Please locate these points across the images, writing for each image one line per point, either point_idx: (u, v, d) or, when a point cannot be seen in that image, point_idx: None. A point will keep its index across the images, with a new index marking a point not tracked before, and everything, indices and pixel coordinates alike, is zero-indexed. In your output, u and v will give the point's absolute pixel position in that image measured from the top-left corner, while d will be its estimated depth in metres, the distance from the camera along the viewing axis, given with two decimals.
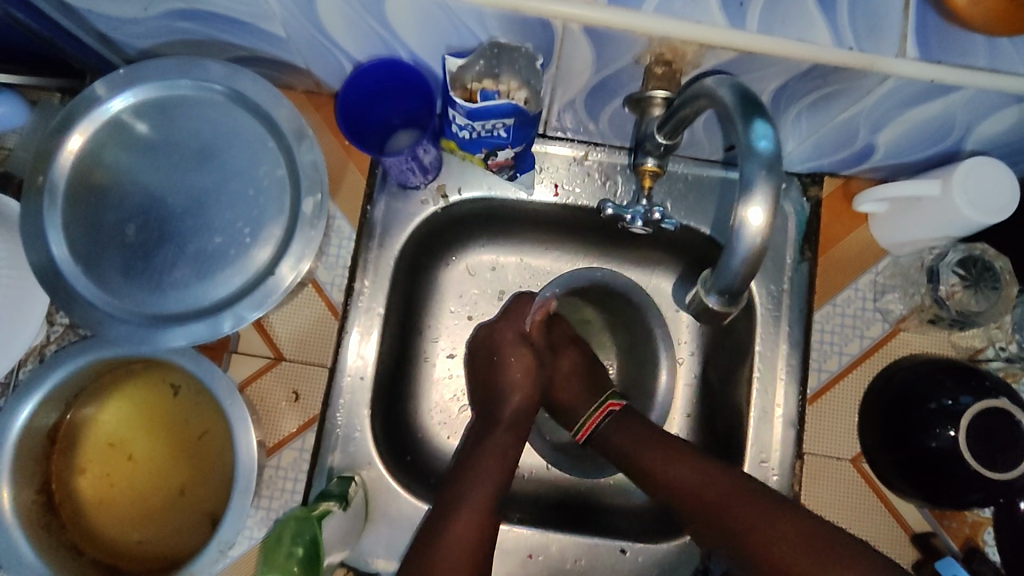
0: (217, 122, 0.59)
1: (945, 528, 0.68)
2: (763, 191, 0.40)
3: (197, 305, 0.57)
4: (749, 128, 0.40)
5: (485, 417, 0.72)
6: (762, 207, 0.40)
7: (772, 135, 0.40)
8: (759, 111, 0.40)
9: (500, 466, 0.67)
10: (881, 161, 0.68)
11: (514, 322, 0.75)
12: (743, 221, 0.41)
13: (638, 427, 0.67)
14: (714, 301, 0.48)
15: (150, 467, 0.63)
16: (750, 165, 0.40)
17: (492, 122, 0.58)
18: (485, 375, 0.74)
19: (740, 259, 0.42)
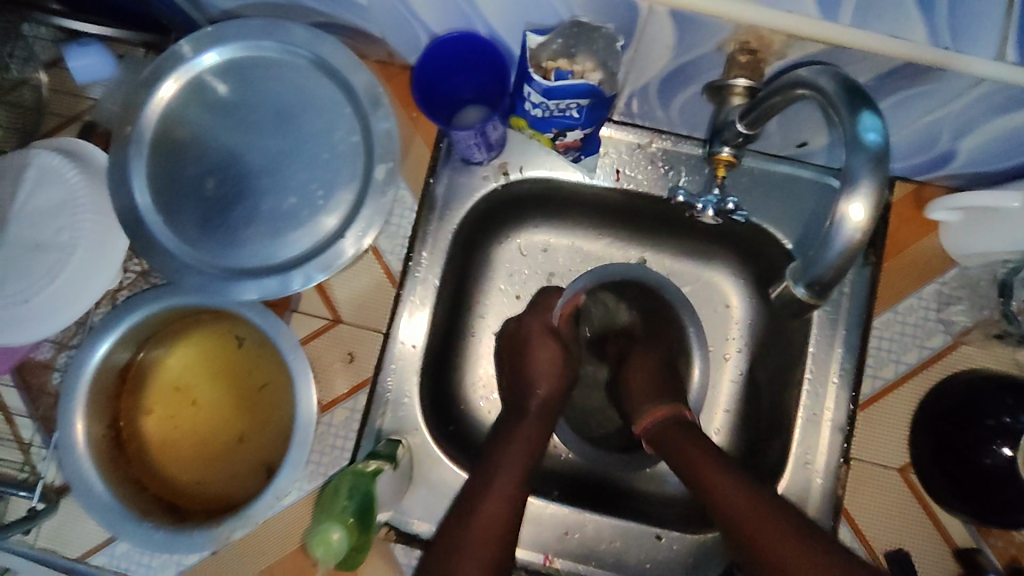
0: (297, 85, 0.61)
1: (990, 546, 0.67)
2: (869, 185, 0.40)
3: (269, 261, 0.59)
4: (858, 120, 0.39)
5: (516, 406, 0.71)
6: (865, 203, 0.40)
7: (880, 128, 0.39)
8: (868, 103, 0.40)
9: (529, 452, 0.66)
10: (958, 168, 0.66)
11: (541, 315, 0.74)
12: (844, 214, 0.40)
13: (701, 436, 0.65)
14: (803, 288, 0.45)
15: (212, 412, 0.65)
16: (856, 159, 0.40)
17: (567, 102, 0.59)
18: (514, 362, 0.73)
19: (839, 249, 0.42)
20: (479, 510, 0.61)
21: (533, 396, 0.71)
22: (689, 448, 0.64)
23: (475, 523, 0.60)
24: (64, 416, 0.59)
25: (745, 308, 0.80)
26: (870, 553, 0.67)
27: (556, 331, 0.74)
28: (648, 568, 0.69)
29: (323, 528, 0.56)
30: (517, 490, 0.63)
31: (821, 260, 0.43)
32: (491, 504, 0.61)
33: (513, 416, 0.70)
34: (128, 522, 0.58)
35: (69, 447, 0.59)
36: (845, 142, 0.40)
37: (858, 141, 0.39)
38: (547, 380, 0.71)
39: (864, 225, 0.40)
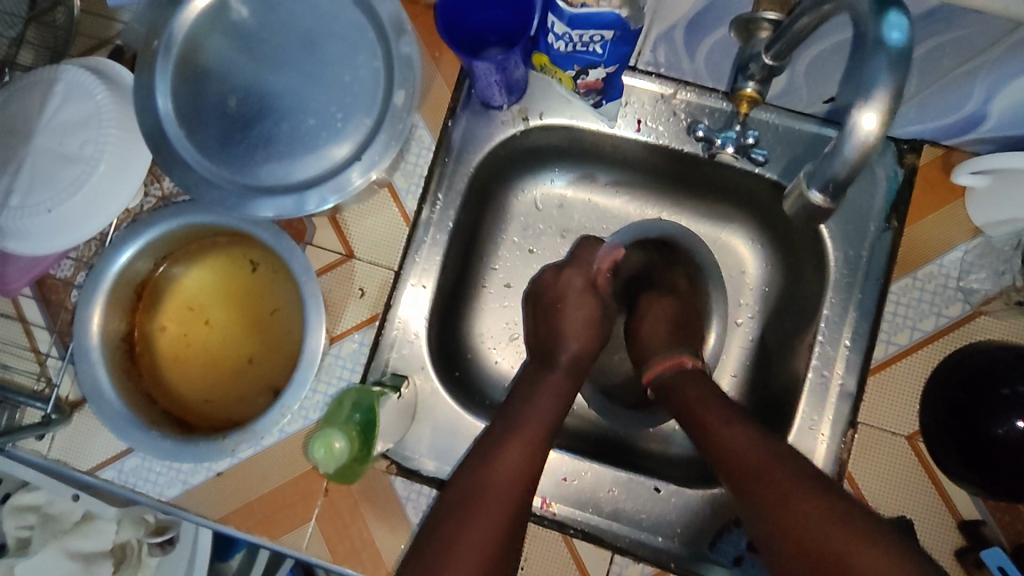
0: (322, 9, 0.61)
1: (995, 520, 0.66)
2: (884, 88, 0.38)
3: (286, 181, 0.59)
4: (881, 20, 0.38)
5: (544, 360, 0.70)
6: (876, 113, 0.39)
7: (905, 27, 0.37)
8: (895, 4, 0.38)
9: (555, 405, 0.65)
10: (989, 132, 0.64)
11: (581, 270, 0.74)
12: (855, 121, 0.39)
13: (708, 385, 0.66)
14: (816, 197, 0.45)
15: (223, 334, 0.67)
16: (875, 58, 0.38)
17: (591, 33, 0.58)
18: (547, 318, 0.73)
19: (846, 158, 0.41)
20: (502, 456, 0.59)
21: (565, 353, 0.70)
22: (695, 392, 0.65)
23: (498, 469, 0.58)
24: (81, 321, 0.61)
25: (760, 271, 0.79)
26: None
27: (594, 290, 0.74)
28: (644, 519, 0.69)
29: (326, 431, 0.57)
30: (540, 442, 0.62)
31: (829, 168, 0.42)
32: (518, 451, 0.60)
33: (541, 370, 0.69)
34: (137, 429, 0.60)
35: (85, 353, 0.61)
36: (868, 45, 0.39)
37: (878, 41, 0.37)
38: (583, 335, 0.71)
39: (873, 133, 0.39)
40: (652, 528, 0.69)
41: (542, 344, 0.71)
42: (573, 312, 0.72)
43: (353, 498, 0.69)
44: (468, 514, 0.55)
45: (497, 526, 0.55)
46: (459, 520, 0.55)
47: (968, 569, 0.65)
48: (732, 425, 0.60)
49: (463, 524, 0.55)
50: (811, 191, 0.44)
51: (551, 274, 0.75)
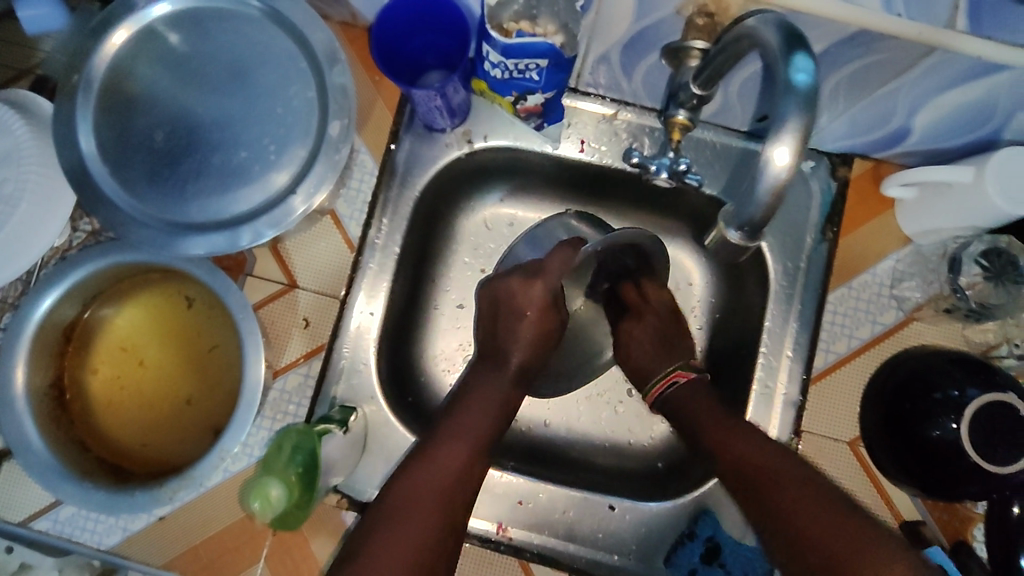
0: (250, 38, 0.59)
1: (935, 519, 0.68)
2: (793, 127, 0.38)
3: (218, 216, 0.58)
4: (789, 61, 0.38)
5: (490, 362, 0.69)
6: (789, 148, 0.39)
7: (812, 71, 0.38)
8: (803, 48, 0.39)
9: (491, 411, 0.65)
10: (914, 145, 0.67)
11: (549, 283, 0.69)
12: (767, 159, 0.40)
13: (706, 393, 0.66)
14: (733, 235, 0.44)
15: (159, 374, 0.64)
16: (785, 99, 0.39)
17: (526, 62, 0.58)
18: (491, 317, 0.71)
19: (762, 196, 0.41)
20: (435, 464, 0.60)
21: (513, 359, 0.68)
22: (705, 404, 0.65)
23: (430, 481, 0.58)
24: (4, 371, 0.58)
25: (706, 282, 0.80)
26: None
27: (553, 312, 0.70)
28: (601, 538, 0.69)
29: (263, 480, 0.56)
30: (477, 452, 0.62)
31: (746, 208, 0.42)
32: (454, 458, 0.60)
33: (485, 366, 0.69)
34: (67, 482, 0.57)
35: (9, 405, 0.58)
36: (778, 87, 0.39)
37: (785, 83, 0.38)
38: (536, 348, 0.69)
39: (785, 169, 0.39)
40: (608, 546, 0.69)
41: (491, 344, 0.70)
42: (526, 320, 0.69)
43: (303, 534, 0.68)
44: (397, 524, 0.56)
45: (426, 540, 0.56)
46: (390, 531, 0.55)
47: None
48: (742, 437, 0.60)
49: (393, 532, 0.55)
50: (730, 230, 0.44)
51: (518, 283, 0.70)
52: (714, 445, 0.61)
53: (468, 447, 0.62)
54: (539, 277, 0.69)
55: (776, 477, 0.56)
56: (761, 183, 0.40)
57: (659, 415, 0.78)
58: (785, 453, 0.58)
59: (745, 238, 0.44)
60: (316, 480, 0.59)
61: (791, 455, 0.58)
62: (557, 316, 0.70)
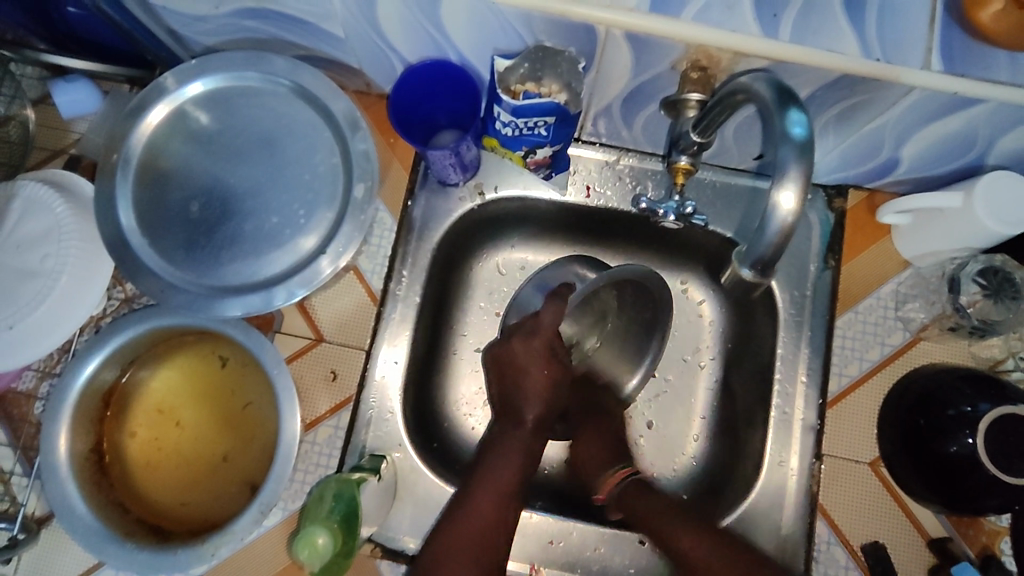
0: (278, 112, 0.64)
1: (962, 536, 0.69)
2: (795, 172, 0.42)
3: (253, 279, 0.61)
4: (784, 115, 0.42)
5: (506, 421, 0.69)
6: (793, 191, 0.42)
7: (806, 124, 0.42)
8: (795, 101, 0.43)
9: (519, 468, 0.66)
10: (904, 174, 0.70)
11: (548, 339, 0.69)
12: (775, 201, 0.42)
13: (659, 499, 0.69)
14: (746, 272, 0.46)
15: (195, 434, 0.66)
16: (782, 147, 0.42)
17: (534, 120, 0.62)
18: (506, 378, 0.70)
19: (770, 237, 0.43)
20: (466, 530, 0.62)
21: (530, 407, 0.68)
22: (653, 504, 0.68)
23: (480, 512, 0.63)
24: (46, 438, 0.60)
25: (715, 312, 0.83)
26: (847, 547, 0.69)
27: (562, 377, 0.70)
28: (632, 573, 0.70)
29: (309, 529, 0.59)
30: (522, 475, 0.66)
31: (757, 247, 0.45)
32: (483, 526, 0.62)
33: (506, 426, 0.69)
34: (111, 544, 0.59)
35: (52, 470, 0.60)
36: (776, 138, 0.43)
37: (783, 133, 0.42)
38: (548, 410, 0.69)
39: (793, 211, 0.42)
40: None
41: (506, 403, 0.70)
42: (535, 375, 0.68)
43: None
44: (461, 544, 0.61)
45: None
46: (450, 551, 0.61)
47: None
48: (691, 535, 0.65)
49: None
50: (743, 267, 0.46)
51: (515, 342, 0.69)
52: (650, 525, 0.67)
53: (516, 471, 0.66)
54: (538, 335, 0.68)
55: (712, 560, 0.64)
56: (771, 224, 0.43)
57: (681, 447, 0.79)
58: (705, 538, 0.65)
59: (758, 274, 0.46)
60: (354, 529, 0.62)
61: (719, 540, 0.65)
62: (562, 360, 0.70)
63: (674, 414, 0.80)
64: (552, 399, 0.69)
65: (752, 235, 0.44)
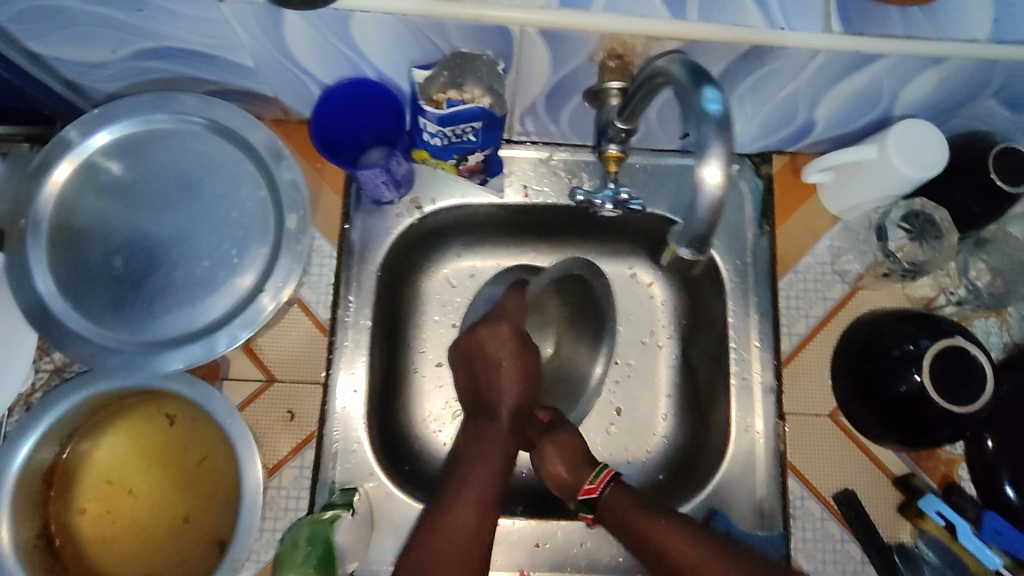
0: (194, 151, 0.61)
1: (923, 469, 0.72)
2: (717, 149, 0.42)
3: (191, 327, 0.58)
4: (699, 92, 0.43)
5: (481, 417, 0.71)
6: (717, 167, 0.42)
7: (721, 99, 0.43)
8: (708, 79, 0.43)
9: (496, 465, 0.66)
10: (820, 135, 0.73)
11: (513, 326, 0.73)
12: (701, 179, 0.43)
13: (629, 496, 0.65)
14: (684, 251, 0.48)
15: (150, 499, 0.62)
16: (703, 126, 0.43)
17: (462, 126, 0.61)
18: (477, 371, 0.72)
19: (702, 214, 0.44)
20: (446, 533, 0.61)
21: (503, 399, 0.71)
22: (627, 499, 0.65)
23: (460, 519, 0.62)
24: None
25: (665, 293, 0.84)
26: (821, 499, 0.71)
27: (530, 369, 0.73)
28: (622, 561, 0.70)
29: None
30: (501, 474, 0.66)
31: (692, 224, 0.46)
32: (464, 524, 0.61)
33: (481, 421, 0.70)
34: None
35: None
36: (693, 116, 0.43)
37: (699, 111, 0.42)
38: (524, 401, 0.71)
39: (720, 188, 0.43)
40: (632, 568, 0.70)
41: (478, 400, 0.72)
42: (505, 365, 0.71)
43: None
44: (440, 551, 0.60)
45: None
46: (429, 561, 0.59)
47: (911, 518, 0.70)
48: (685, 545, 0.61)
49: None
50: (681, 247, 0.48)
51: (485, 330, 0.73)
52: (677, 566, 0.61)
53: (494, 467, 0.66)
54: (504, 320, 0.73)
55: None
56: (700, 203, 0.44)
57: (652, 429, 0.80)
58: (694, 543, 0.61)
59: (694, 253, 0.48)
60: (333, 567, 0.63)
61: (704, 539, 0.62)
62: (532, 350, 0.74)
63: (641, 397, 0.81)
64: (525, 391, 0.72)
65: (685, 214, 0.45)
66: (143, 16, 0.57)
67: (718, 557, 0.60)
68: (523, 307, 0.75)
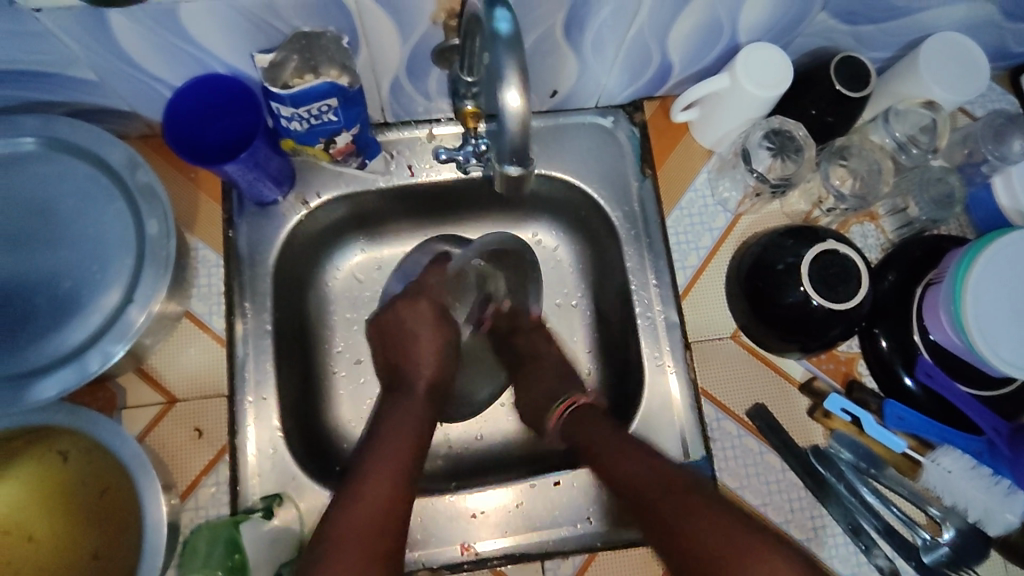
0: (41, 174, 0.59)
1: (825, 371, 0.76)
2: (513, 69, 0.42)
3: (60, 352, 0.55)
4: (491, 16, 0.44)
5: (400, 390, 0.71)
6: (516, 87, 0.42)
7: (510, 20, 0.44)
8: (501, 2, 0.44)
9: (411, 437, 0.66)
10: (681, 74, 0.76)
11: (432, 300, 0.77)
12: (502, 97, 0.43)
13: (599, 419, 0.70)
14: (511, 170, 0.47)
15: (53, 543, 0.59)
16: (496, 48, 0.43)
17: (315, 106, 0.61)
18: (394, 346, 0.75)
19: (511, 139, 0.44)
20: (366, 498, 0.59)
21: (421, 374, 0.73)
22: (591, 428, 0.69)
23: (378, 483, 0.60)
24: None
25: (569, 251, 0.85)
26: (737, 419, 0.73)
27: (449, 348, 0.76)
28: (558, 516, 0.70)
29: None
30: (418, 449, 0.65)
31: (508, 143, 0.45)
32: (385, 487, 0.60)
33: (399, 394, 0.71)
34: None
35: None
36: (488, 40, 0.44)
37: (492, 34, 0.43)
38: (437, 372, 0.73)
39: (522, 108, 0.43)
40: (569, 520, 0.70)
41: (395, 376, 0.73)
42: (422, 338, 0.75)
43: None
44: (356, 521, 0.57)
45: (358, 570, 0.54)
46: (344, 530, 0.57)
47: (821, 420, 0.73)
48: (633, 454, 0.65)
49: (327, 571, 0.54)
50: (506, 167, 0.47)
51: (405, 304, 0.76)
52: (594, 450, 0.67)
53: (411, 441, 0.66)
54: (422, 296, 0.77)
55: (660, 494, 0.60)
56: (506, 119, 0.43)
57: None
58: (644, 457, 0.64)
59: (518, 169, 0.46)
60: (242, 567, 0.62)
61: (649, 457, 0.64)
62: (449, 323, 0.78)
63: (561, 356, 0.83)
64: (440, 365, 0.75)
65: (497, 143, 0.45)
66: None
67: (651, 466, 0.63)
68: (444, 283, 0.78)
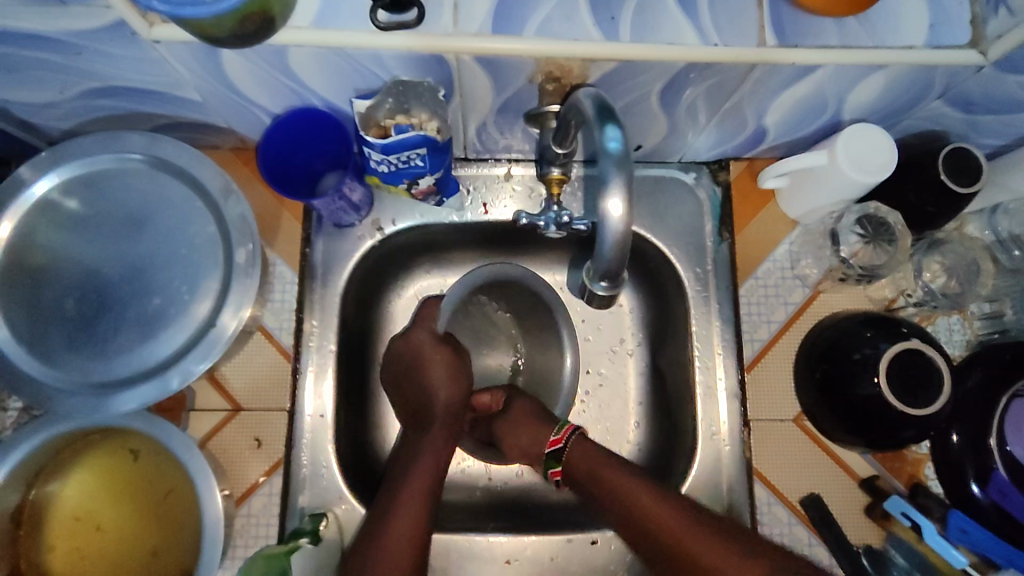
0: (143, 190, 0.63)
1: (890, 470, 0.73)
2: (618, 187, 0.47)
3: (144, 365, 0.59)
4: (603, 132, 0.48)
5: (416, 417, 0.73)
6: (619, 201, 0.48)
7: (621, 138, 0.47)
8: (612, 118, 0.48)
9: (435, 466, 0.69)
10: (774, 140, 0.73)
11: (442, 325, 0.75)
12: (606, 211, 0.48)
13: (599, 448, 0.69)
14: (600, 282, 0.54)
15: (116, 535, 0.63)
16: (604, 163, 0.47)
17: (406, 153, 0.62)
18: (406, 369, 0.74)
19: (608, 245, 0.50)
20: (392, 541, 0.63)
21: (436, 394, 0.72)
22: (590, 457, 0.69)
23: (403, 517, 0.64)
24: None
25: (633, 300, 0.83)
26: (787, 504, 0.72)
27: (460, 364, 0.74)
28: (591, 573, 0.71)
29: None
30: (438, 471, 0.69)
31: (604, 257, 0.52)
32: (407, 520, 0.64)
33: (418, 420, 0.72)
34: None
35: None
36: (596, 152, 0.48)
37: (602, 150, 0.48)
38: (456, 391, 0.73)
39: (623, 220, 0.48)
40: None
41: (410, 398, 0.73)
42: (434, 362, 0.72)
43: None
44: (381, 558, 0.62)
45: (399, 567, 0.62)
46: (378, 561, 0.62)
47: (878, 520, 0.71)
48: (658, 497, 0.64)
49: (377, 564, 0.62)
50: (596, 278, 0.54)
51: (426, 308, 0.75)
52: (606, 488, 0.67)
53: (432, 470, 0.68)
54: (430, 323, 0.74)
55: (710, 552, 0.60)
56: (607, 234, 0.49)
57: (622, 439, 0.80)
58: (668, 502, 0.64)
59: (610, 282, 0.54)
60: None
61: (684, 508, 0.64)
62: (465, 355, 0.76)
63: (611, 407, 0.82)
64: (457, 383, 0.73)
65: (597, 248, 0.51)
66: (84, 58, 0.57)
67: (683, 514, 0.63)
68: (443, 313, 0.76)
